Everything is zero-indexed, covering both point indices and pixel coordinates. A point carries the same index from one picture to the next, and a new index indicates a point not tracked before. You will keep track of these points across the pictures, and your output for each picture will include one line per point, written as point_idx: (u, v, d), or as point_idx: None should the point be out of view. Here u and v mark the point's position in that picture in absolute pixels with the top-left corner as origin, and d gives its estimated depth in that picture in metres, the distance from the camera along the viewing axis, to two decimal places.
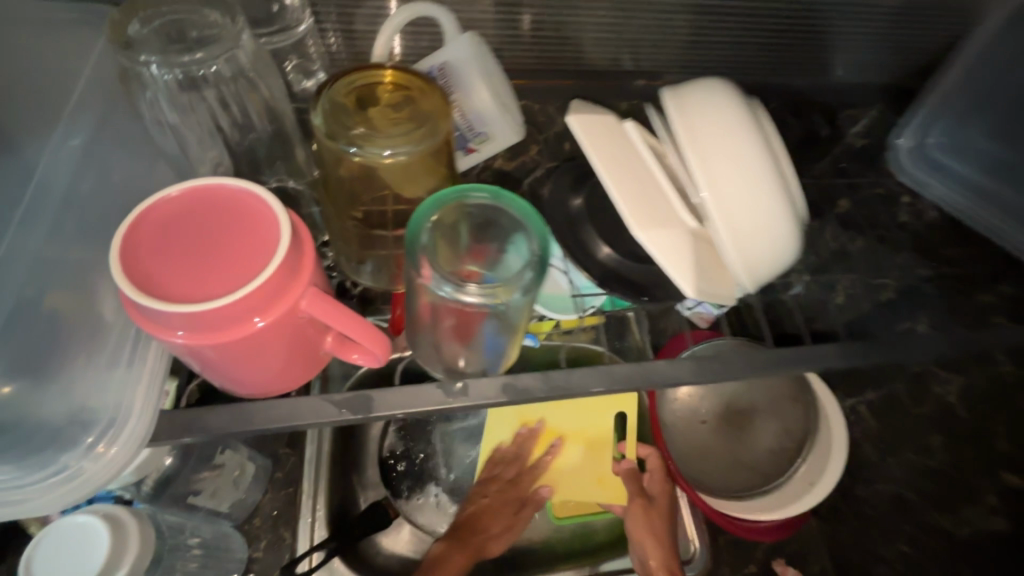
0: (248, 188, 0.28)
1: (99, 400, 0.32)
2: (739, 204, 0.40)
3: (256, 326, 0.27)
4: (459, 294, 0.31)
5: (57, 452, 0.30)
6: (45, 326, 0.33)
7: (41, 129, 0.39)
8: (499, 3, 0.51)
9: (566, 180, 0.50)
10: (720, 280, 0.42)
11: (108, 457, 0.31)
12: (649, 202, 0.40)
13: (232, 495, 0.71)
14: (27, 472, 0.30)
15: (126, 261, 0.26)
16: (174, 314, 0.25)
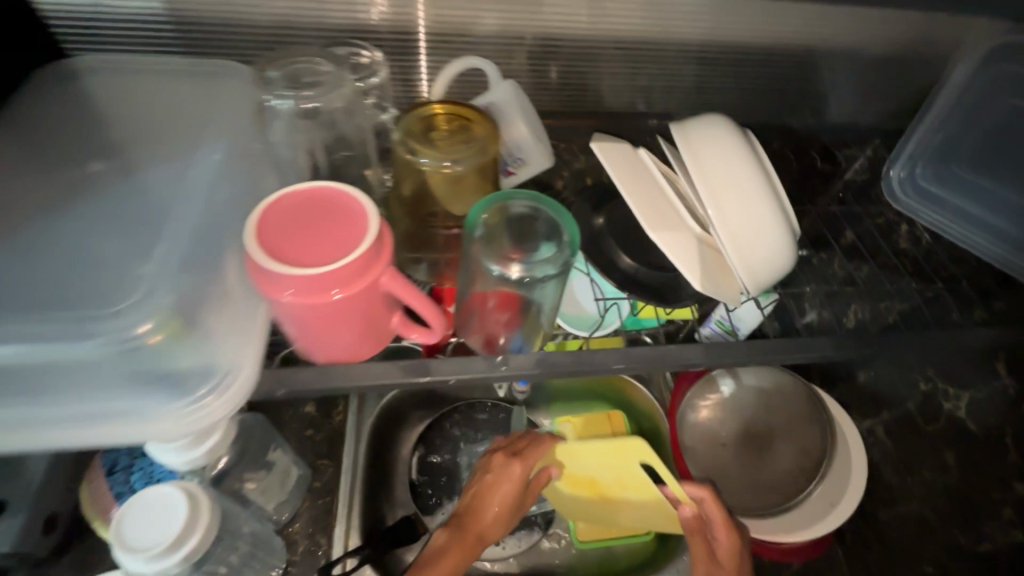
0: (350, 190, 0.37)
1: (219, 361, 0.37)
2: (739, 215, 0.47)
3: (345, 294, 0.35)
4: (506, 272, 0.39)
5: (181, 392, 0.35)
6: (190, 283, 0.36)
7: (176, 113, 0.44)
8: (532, 59, 0.61)
9: (589, 202, 0.58)
10: (725, 281, 0.48)
11: (215, 410, 0.36)
12: (660, 213, 0.47)
13: (279, 496, 0.76)
14: (156, 403, 0.35)
15: (257, 234, 0.34)
16: (291, 276, 0.33)
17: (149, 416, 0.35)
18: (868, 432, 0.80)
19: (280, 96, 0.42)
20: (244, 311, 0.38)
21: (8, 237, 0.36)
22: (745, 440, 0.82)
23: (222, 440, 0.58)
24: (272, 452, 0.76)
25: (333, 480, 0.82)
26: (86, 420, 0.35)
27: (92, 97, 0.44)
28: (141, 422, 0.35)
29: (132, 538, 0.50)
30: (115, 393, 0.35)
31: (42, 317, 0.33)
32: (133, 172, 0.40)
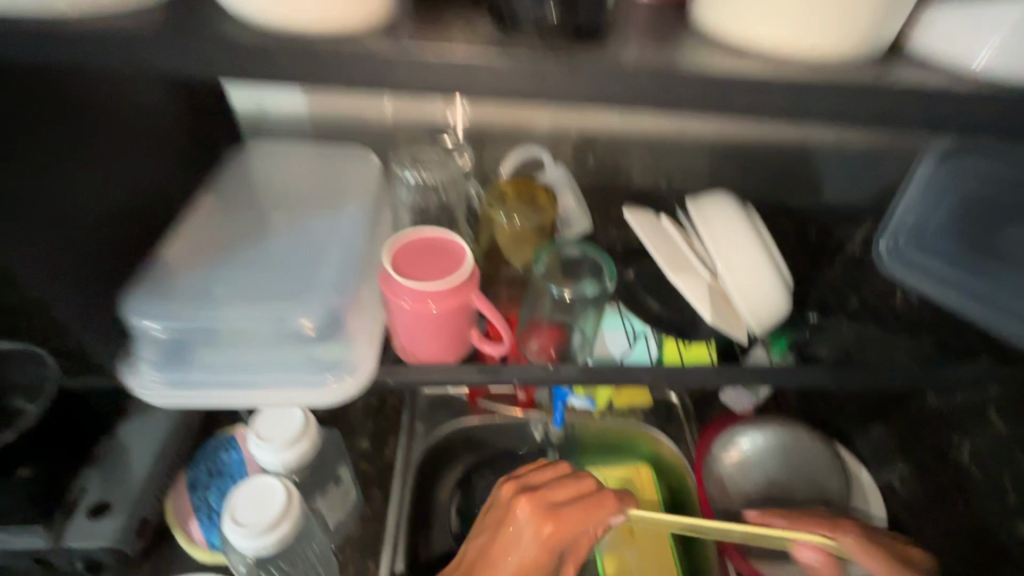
0: (451, 236, 0.52)
1: (348, 358, 0.50)
2: (741, 264, 0.60)
3: (442, 304, 0.48)
4: (560, 294, 0.57)
5: (327, 374, 0.49)
6: (337, 296, 0.49)
7: (332, 181, 0.61)
8: (576, 150, 0.78)
9: (622, 260, 0.71)
10: (733, 318, 0.60)
11: (337, 393, 0.48)
12: (679, 263, 0.61)
13: (340, 512, 0.87)
14: (308, 381, 0.49)
15: (388, 260, 0.49)
16: (410, 287, 0.47)
17: (295, 390, 0.49)
18: (884, 485, 0.85)
19: (408, 170, 0.61)
20: (369, 324, 0.51)
21: (222, 252, 0.52)
22: (768, 495, 0.88)
23: (310, 448, 0.69)
24: (340, 469, 0.88)
25: (384, 509, 0.91)
26: (259, 388, 0.48)
27: (271, 166, 0.63)
28: (294, 394, 0.48)
29: (242, 515, 0.61)
30: (284, 369, 0.49)
31: (246, 309, 0.48)
32: (304, 219, 0.57)
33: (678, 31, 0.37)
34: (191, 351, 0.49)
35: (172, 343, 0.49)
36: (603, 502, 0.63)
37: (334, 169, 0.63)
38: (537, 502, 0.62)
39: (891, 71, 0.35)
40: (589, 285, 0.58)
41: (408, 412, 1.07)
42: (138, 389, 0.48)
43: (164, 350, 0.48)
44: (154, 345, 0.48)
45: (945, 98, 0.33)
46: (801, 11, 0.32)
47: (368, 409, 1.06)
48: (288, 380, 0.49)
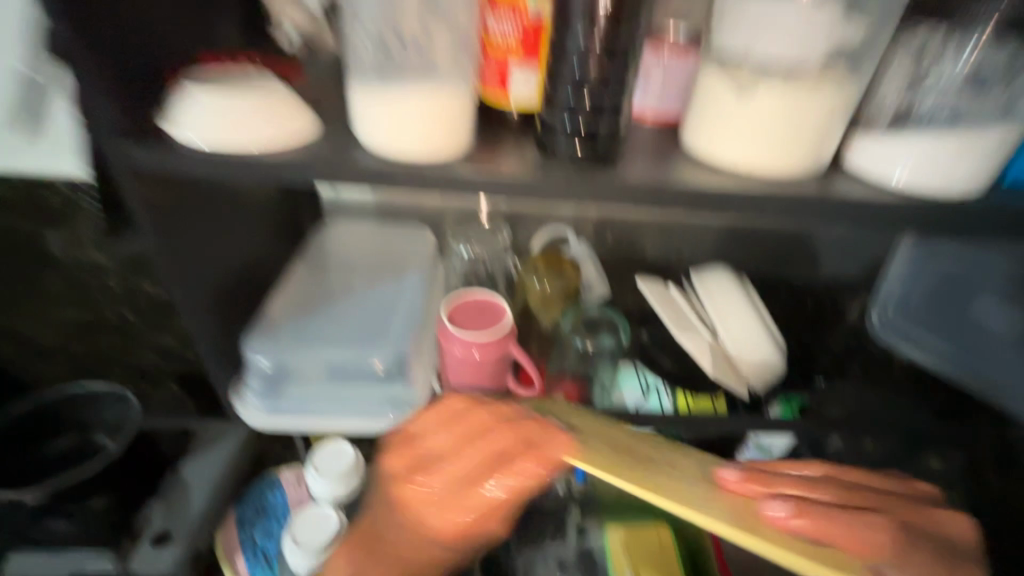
0: (495, 296, 0.64)
1: (409, 398, 0.63)
2: (738, 327, 0.70)
3: (486, 350, 0.59)
4: (582, 345, 0.70)
5: (393, 409, 0.62)
6: (405, 346, 0.63)
7: (396, 252, 0.76)
8: (596, 229, 0.91)
9: (637, 324, 0.81)
10: (732, 374, 0.69)
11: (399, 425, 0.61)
12: (685, 326, 0.72)
13: None
14: (377, 414, 0.62)
15: (445, 314, 0.61)
16: (461, 336, 0.59)
17: (366, 421, 0.61)
18: None
19: (462, 248, 0.78)
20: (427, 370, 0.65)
21: (315, 307, 0.66)
22: None
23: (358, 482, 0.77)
24: None
25: None
26: (339, 418, 0.61)
27: (347, 240, 0.77)
28: (365, 424, 0.61)
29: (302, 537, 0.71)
30: (359, 404, 0.62)
31: (335, 352, 0.62)
32: (376, 282, 0.71)
33: (674, 151, 0.51)
34: (288, 384, 0.62)
35: (273, 376, 0.61)
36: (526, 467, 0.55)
37: (397, 243, 0.77)
38: (431, 469, 0.57)
39: (836, 182, 0.46)
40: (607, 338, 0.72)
41: None
42: (244, 413, 0.60)
43: (267, 381, 0.61)
44: (257, 378, 0.61)
45: (874, 202, 0.44)
46: (761, 141, 0.44)
47: None
48: (360, 413, 0.62)
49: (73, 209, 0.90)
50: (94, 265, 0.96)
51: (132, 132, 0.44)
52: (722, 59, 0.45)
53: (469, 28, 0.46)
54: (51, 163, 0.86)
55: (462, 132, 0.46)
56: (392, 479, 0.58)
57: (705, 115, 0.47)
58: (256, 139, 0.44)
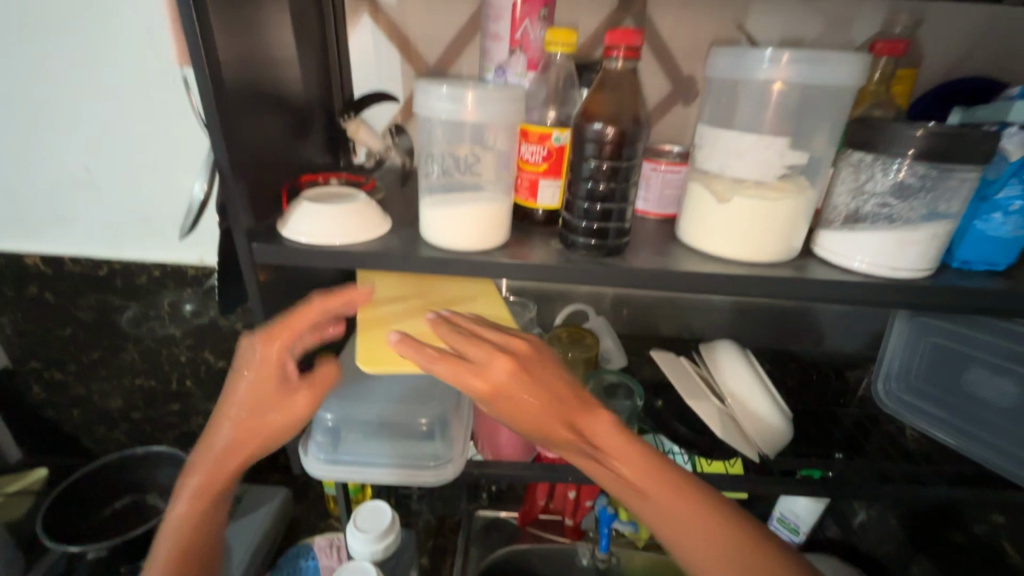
0: None
1: (446, 453, 0.72)
2: (745, 395, 0.77)
3: None
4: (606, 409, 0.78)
5: (433, 463, 0.71)
6: (441, 404, 0.75)
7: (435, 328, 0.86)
8: (613, 305, 1.00)
9: (653, 392, 0.89)
10: (741, 438, 0.76)
11: (437, 476, 0.70)
12: (693, 391, 0.79)
13: None
14: (420, 465, 0.72)
15: None
16: None
17: (407, 473, 0.70)
18: None
19: None
20: (459, 428, 0.75)
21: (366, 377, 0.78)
22: None
23: (394, 541, 0.83)
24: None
25: None
26: (387, 468, 0.71)
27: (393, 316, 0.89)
28: (410, 474, 0.70)
29: None
30: (405, 457, 0.72)
31: (386, 409, 0.75)
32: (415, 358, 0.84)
33: (673, 241, 0.62)
34: (342, 438, 0.74)
35: (332, 429, 0.74)
36: (274, 354, 0.61)
37: None
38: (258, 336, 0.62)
39: (811, 268, 0.57)
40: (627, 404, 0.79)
41: (464, 532, 1.18)
42: (307, 462, 0.70)
43: (327, 434, 0.73)
44: (320, 433, 0.73)
45: (843, 282, 0.54)
46: (740, 236, 0.55)
47: (427, 527, 1.18)
48: (404, 466, 0.71)
49: (158, 289, 1.04)
50: (169, 338, 1.08)
51: (256, 233, 0.57)
52: (704, 174, 0.57)
53: (509, 153, 0.59)
54: (171, 254, 1.03)
55: (501, 231, 0.58)
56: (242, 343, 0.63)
57: (694, 216, 0.58)
58: (341, 238, 0.57)
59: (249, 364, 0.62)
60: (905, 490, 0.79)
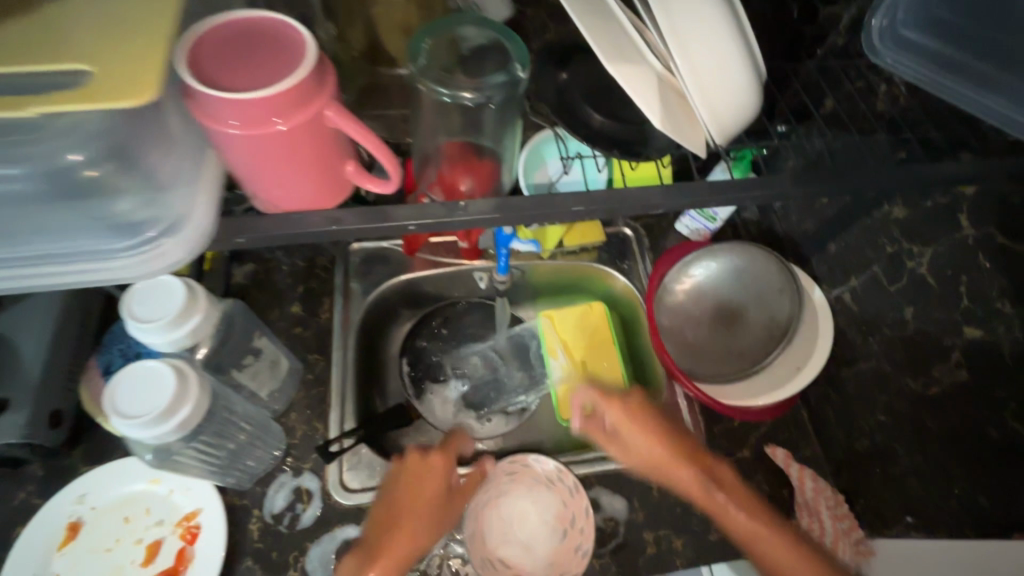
0: (271, 18, 0.41)
1: (166, 209, 0.42)
2: (702, 49, 0.45)
3: (276, 127, 0.38)
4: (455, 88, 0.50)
5: (137, 231, 0.42)
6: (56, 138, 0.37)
7: None
8: None
9: (553, 59, 0.59)
10: (686, 123, 0.48)
11: (169, 248, 0.42)
12: (620, 51, 0.46)
13: (271, 381, 0.86)
14: (103, 250, 0.42)
15: (201, 56, 0.38)
16: (220, 97, 0.36)
17: (102, 261, 0.42)
18: (836, 300, 0.85)
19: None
20: (174, 161, 0.42)
21: None
22: (720, 313, 0.90)
23: (202, 324, 0.60)
24: (258, 340, 0.86)
25: (325, 373, 0.89)
26: (45, 267, 0.42)
27: None
28: (97, 264, 0.42)
29: (125, 406, 0.53)
30: (67, 238, 0.42)
31: (25, 198, 0.40)
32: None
33: None
34: None
35: None
36: (439, 466, 0.75)
37: None
38: None
39: None
40: (488, 49, 0.52)
41: (342, 269, 0.98)
42: None
43: None
44: None
45: None
46: None
47: (296, 272, 0.96)
48: (100, 255, 0.42)
49: None
50: None
51: None
52: None
53: None
54: None
55: None
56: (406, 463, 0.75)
57: None
58: None
59: (410, 469, 0.74)
60: (861, 172, 0.62)
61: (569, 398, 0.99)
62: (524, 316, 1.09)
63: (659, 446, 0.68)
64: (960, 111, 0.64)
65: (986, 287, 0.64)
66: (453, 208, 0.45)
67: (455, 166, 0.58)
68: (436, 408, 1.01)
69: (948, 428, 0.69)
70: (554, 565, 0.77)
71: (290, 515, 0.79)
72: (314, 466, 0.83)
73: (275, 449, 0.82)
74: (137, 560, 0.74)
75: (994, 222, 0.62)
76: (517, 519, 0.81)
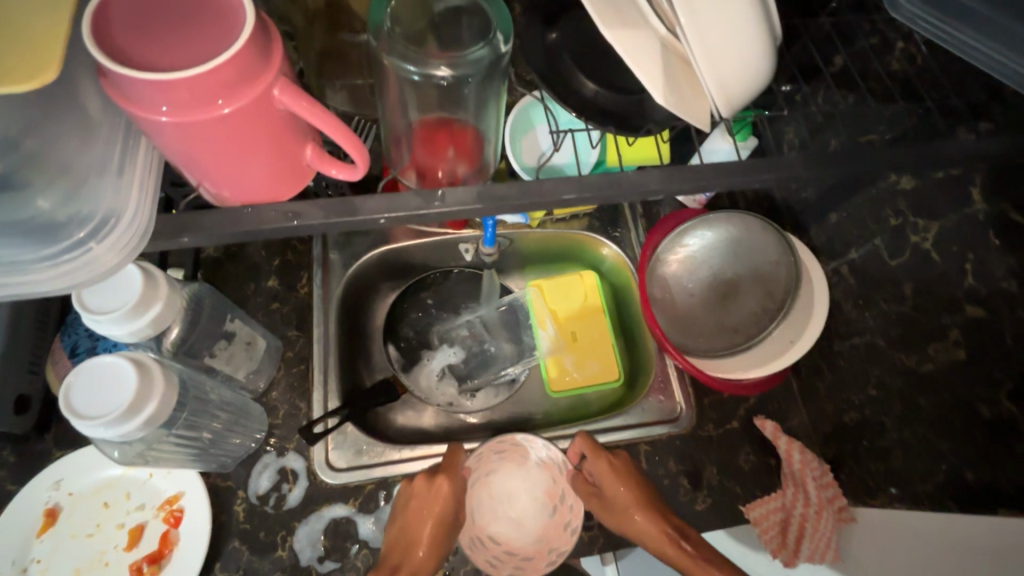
0: None
1: (94, 204, 0.40)
2: (708, 8, 0.40)
3: (220, 108, 0.33)
4: (427, 66, 0.44)
5: (64, 235, 0.39)
6: None
7: None
8: None
9: (541, 15, 0.52)
10: (690, 95, 0.43)
11: (103, 246, 0.40)
12: (619, 11, 0.40)
13: (248, 364, 0.82)
14: (22, 260, 0.39)
15: (113, 30, 0.33)
16: (141, 79, 0.31)
17: (24, 268, 0.39)
18: (834, 273, 0.82)
19: None
20: (93, 155, 0.40)
21: None
22: (712, 286, 0.87)
23: (165, 313, 0.56)
24: (231, 323, 0.81)
25: (305, 350, 0.86)
26: None
27: None
28: (12, 275, 0.39)
29: (81, 407, 0.50)
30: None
31: None
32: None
33: None
34: None
35: None
36: (444, 490, 0.74)
37: None
38: None
39: None
40: (460, 10, 0.46)
41: (320, 239, 0.93)
42: None
43: None
44: None
45: None
46: None
47: (271, 245, 0.91)
48: (21, 262, 0.39)
49: None
50: None
51: None
52: None
53: None
54: None
55: None
56: (414, 484, 0.74)
57: None
58: None
59: (415, 498, 0.73)
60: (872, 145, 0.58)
61: (556, 369, 0.98)
62: (512, 286, 1.06)
63: (637, 496, 0.74)
64: (984, 75, 0.59)
65: (992, 266, 0.61)
66: (429, 200, 0.42)
67: (433, 140, 0.53)
68: (422, 381, 0.99)
69: (938, 404, 0.68)
70: (543, 541, 0.79)
71: (276, 496, 0.78)
72: (298, 447, 0.81)
73: (257, 431, 0.80)
74: (120, 545, 0.73)
75: (1008, 199, 0.59)
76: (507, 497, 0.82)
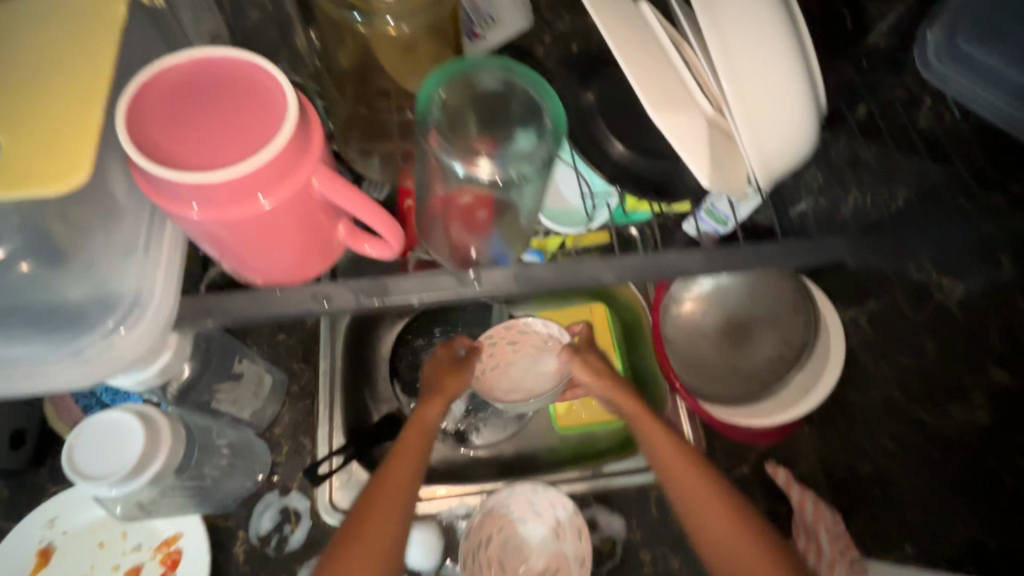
0: (233, 60, 0.35)
1: (120, 296, 0.42)
2: (759, 87, 0.39)
3: (260, 203, 0.34)
4: (479, 169, 0.43)
5: (89, 327, 0.41)
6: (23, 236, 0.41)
7: None
8: None
9: (575, 75, 0.52)
10: (735, 170, 0.42)
11: (127, 336, 0.42)
12: (666, 88, 0.39)
13: (252, 404, 0.80)
14: (50, 357, 0.41)
15: (152, 125, 0.33)
16: (183, 181, 0.32)
17: (54, 363, 0.41)
18: (849, 322, 0.82)
19: None
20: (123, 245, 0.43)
21: None
22: (726, 331, 0.86)
23: (174, 361, 0.54)
24: (240, 363, 0.80)
25: (311, 384, 0.84)
26: None
27: None
28: (37, 368, 0.41)
29: (87, 466, 0.48)
30: (15, 340, 0.41)
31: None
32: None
33: None
34: None
35: None
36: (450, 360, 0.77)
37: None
38: None
39: None
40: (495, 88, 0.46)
41: None
42: None
43: None
44: None
45: None
46: None
47: None
48: (53, 358, 0.41)
49: None
50: None
51: None
52: None
53: None
54: None
55: None
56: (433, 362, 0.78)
57: None
58: None
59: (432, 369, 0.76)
60: None
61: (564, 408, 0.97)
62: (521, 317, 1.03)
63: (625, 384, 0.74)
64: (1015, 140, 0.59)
65: None
66: (465, 283, 0.44)
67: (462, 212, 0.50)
68: None
69: (957, 465, 0.67)
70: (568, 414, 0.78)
71: (278, 537, 0.76)
72: (301, 486, 0.79)
73: (258, 471, 0.78)
74: None
75: None
76: (526, 550, 0.77)
